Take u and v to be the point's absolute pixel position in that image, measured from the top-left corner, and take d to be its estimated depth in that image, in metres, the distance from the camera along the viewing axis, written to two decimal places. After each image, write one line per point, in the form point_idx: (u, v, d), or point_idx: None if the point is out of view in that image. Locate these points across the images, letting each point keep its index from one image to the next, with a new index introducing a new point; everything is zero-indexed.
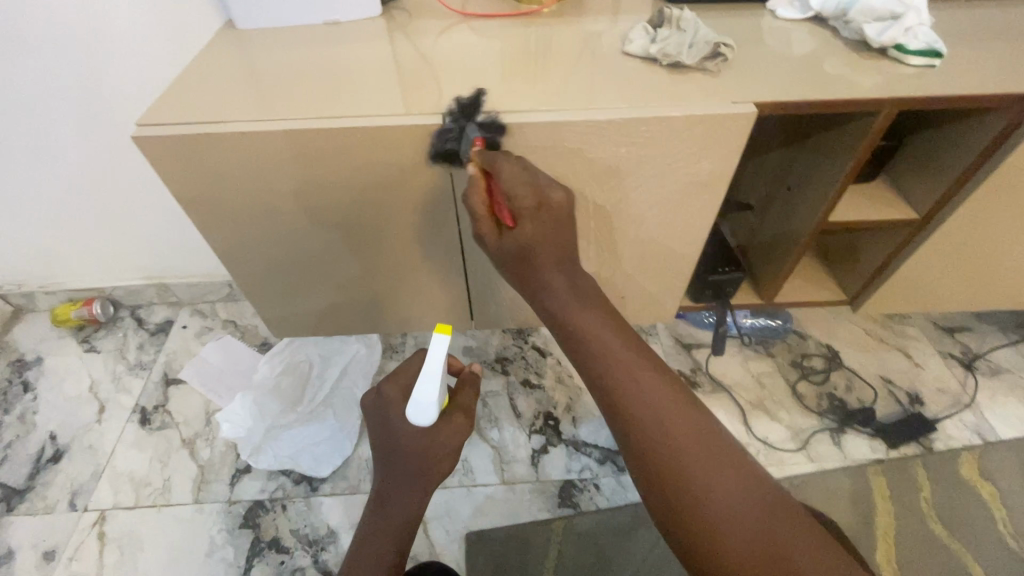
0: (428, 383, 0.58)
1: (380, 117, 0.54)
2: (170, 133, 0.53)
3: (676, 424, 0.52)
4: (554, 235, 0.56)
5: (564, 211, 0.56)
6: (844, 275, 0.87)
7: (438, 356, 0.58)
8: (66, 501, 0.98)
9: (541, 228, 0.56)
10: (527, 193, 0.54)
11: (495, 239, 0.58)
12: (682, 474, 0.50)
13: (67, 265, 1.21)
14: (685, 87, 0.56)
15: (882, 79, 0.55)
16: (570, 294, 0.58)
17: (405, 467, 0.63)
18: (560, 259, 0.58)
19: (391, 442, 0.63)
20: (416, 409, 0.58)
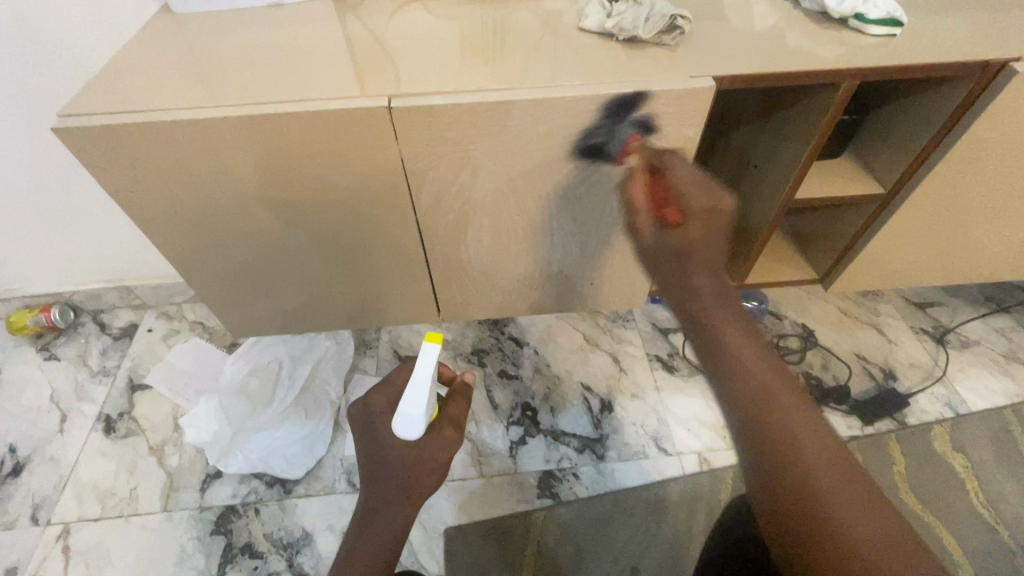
0: (416, 392, 0.56)
1: (322, 100, 0.51)
2: (96, 124, 0.49)
3: (798, 430, 0.45)
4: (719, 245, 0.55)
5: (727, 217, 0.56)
6: (814, 254, 0.86)
7: (427, 365, 0.58)
8: (27, 516, 0.94)
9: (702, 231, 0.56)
10: (701, 196, 0.55)
11: (651, 236, 0.59)
12: (802, 477, 0.43)
13: (21, 270, 1.15)
14: (642, 62, 0.54)
15: (842, 50, 0.53)
16: (713, 298, 0.54)
17: (395, 478, 0.57)
18: (714, 266, 0.55)
19: (376, 453, 0.58)
20: (403, 419, 0.56)
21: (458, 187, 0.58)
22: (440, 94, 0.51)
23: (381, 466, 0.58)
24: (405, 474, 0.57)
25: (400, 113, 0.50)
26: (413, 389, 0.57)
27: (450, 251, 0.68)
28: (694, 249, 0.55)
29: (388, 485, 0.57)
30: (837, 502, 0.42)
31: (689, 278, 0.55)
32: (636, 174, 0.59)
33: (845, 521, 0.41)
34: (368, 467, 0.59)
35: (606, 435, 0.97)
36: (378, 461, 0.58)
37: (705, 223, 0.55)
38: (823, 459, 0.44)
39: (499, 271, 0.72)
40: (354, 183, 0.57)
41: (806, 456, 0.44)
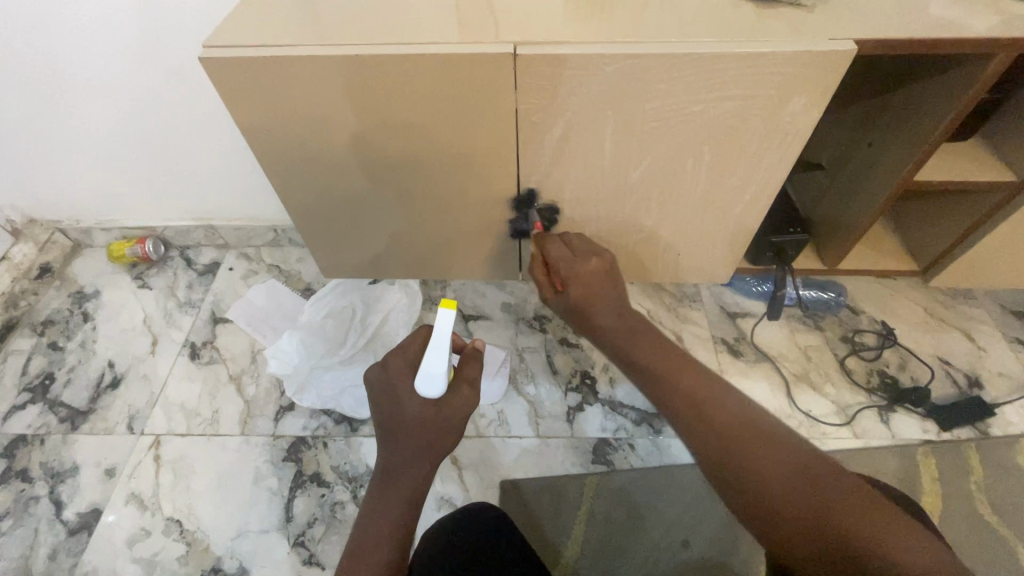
0: (436, 354, 0.60)
1: (443, 44, 0.51)
2: (233, 54, 0.51)
3: (708, 410, 0.56)
4: (604, 289, 0.65)
5: (603, 270, 0.66)
6: (916, 246, 0.82)
7: (446, 329, 0.60)
8: (124, 425, 1.04)
9: (584, 288, 0.65)
10: (587, 255, 0.66)
11: (551, 298, 0.68)
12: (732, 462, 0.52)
13: (122, 201, 1.24)
14: (775, 21, 0.51)
15: (999, 20, 0.49)
16: (617, 321, 0.65)
17: (412, 442, 0.61)
18: (616, 305, 0.65)
19: (397, 416, 0.62)
20: (426, 380, 0.60)
21: (564, 144, 0.58)
22: (563, 43, 0.50)
23: (399, 429, 0.62)
24: (425, 434, 0.61)
25: (522, 61, 0.50)
26: (432, 351, 0.60)
27: (540, 210, 0.68)
28: (585, 303, 0.65)
29: (404, 448, 0.62)
30: (786, 490, 0.48)
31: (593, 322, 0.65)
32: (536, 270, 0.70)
33: (795, 502, 0.47)
34: (385, 429, 0.63)
35: None
36: (397, 425, 0.62)
37: (583, 283, 0.65)
38: (760, 454, 0.51)
39: (585, 236, 0.72)
40: (462, 133, 0.58)
41: (741, 445, 0.52)
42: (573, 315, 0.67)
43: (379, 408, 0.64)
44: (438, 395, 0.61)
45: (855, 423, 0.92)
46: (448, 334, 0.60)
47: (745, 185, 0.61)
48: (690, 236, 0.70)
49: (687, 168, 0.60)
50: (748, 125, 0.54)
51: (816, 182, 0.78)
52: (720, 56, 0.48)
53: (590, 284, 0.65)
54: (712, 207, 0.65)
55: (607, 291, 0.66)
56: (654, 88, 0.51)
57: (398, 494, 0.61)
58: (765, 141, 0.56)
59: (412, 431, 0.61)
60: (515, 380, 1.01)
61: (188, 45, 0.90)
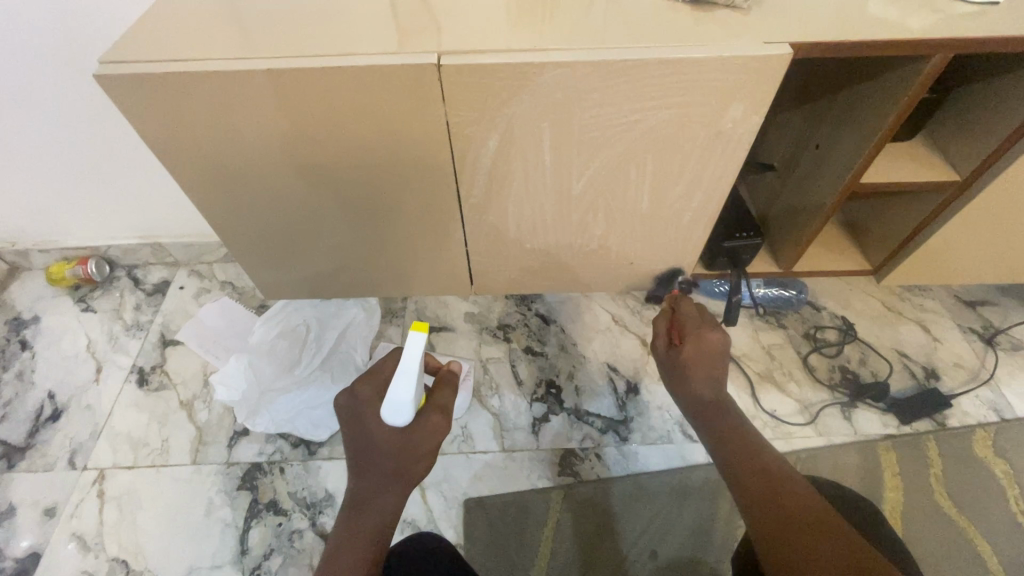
0: (404, 380, 0.57)
1: (364, 55, 0.48)
2: (136, 70, 0.47)
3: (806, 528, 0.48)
4: (714, 362, 0.63)
5: (719, 348, 0.63)
6: (869, 243, 0.82)
7: (415, 354, 0.58)
8: (66, 460, 0.98)
9: (695, 352, 0.63)
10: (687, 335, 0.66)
11: (661, 349, 0.67)
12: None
13: (59, 221, 1.17)
14: (710, 25, 0.49)
15: (932, 20, 0.48)
16: (714, 390, 0.61)
17: (383, 466, 0.58)
18: (710, 373, 0.62)
19: (364, 443, 0.59)
20: (392, 408, 0.56)
21: (502, 155, 0.56)
22: (491, 52, 0.48)
23: (369, 456, 0.59)
24: (396, 461, 0.58)
25: (450, 71, 0.47)
26: (400, 377, 0.57)
27: (485, 223, 0.65)
28: (688, 367, 0.63)
29: (375, 471, 0.58)
30: None
31: (690, 388, 0.62)
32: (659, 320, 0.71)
33: None
34: (355, 457, 0.60)
35: (631, 417, 0.96)
36: (367, 451, 0.59)
37: (698, 348, 0.63)
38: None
39: (535, 247, 0.69)
40: (396, 147, 0.55)
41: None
42: (675, 375, 0.64)
43: (348, 437, 0.61)
44: (405, 424, 0.57)
45: (818, 421, 0.92)
46: (418, 357, 0.58)
47: (693, 191, 0.60)
48: (642, 245, 0.69)
49: (633, 177, 0.58)
50: (690, 132, 0.52)
51: (767, 184, 0.77)
52: (655, 63, 0.46)
53: (699, 359, 0.63)
54: (661, 215, 0.63)
55: (713, 366, 0.62)
56: (589, 97, 0.49)
57: (367, 523, 0.57)
58: (709, 147, 0.54)
59: (385, 456, 0.58)
60: (479, 394, 0.99)
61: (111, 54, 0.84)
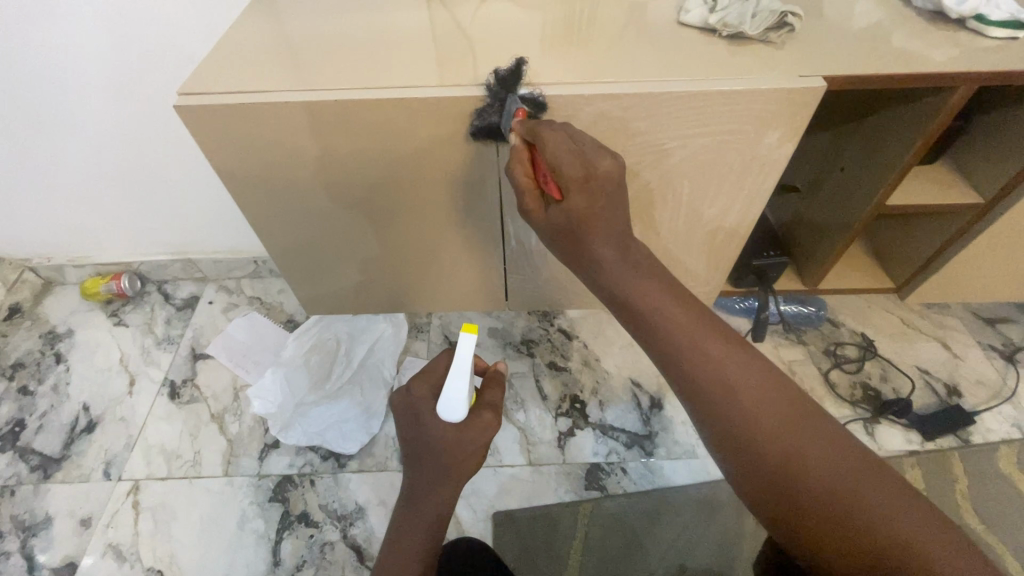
0: (459, 380, 0.58)
1: (421, 87, 0.52)
2: (210, 100, 0.51)
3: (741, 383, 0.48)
4: (610, 207, 0.51)
5: (615, 177, 0.50)
6: (891, 263, 0.84)
7: (468, 354, 0.59)
8: (100, 471, 1.00)
9: (590, 201, 0.50)
10: (572, 164, 0.48)
11: (542, 216, 0.53)
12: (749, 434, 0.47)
13: (97, 238, 1.22)
14: (746, 59, 0.52)
15: (957, 53, 0.51)
16: (620, 263, 0.53)
17: (434, 466, 0.60)
18: (615, 234, 0.52)
19: (416, 444, 0.61)
20: (448, 404, 0.58)
21: None
22: (541, 85, 0.51)
23: (420, 456, 0.61)
24: (446, 462, 0.60)
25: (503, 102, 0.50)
26: (455, 377, 0.59)
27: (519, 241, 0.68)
28: (588, 221, 0.51)
29: (428, 472, 0.61)
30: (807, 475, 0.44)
31: (591, 252, 0.52)
32: (518, 152, 0.51)
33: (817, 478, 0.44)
34: (410, 451, 0.62)
35: (655, 432, 0.97)
36: (418, 450, 0.61)
37: (589, 192, 0.50)
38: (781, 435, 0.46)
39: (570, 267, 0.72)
40: (444, 170, 0.58)
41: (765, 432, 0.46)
42: (567, 246, 0.54)
43: (403, 429, 0.63)
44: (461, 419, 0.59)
45: None
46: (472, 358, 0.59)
47: (725, 213, 0.62)
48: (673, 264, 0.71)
49: (669, 199, 0.60)
50: (726, 158, 0.55)
51: (791, 204, 0.80)
52: (697, 95, 0.49)
53: (598, 206, 0.51)
54: (693, 235, 0.66)
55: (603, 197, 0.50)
56: (631, 125, 0.52)
57: (424, 516, 0.62)
58: (743, 171, 0.57)
59: (436, 457, 0.60)
60: (505, 408, 1.00)
61: (163, 83, 0.89)
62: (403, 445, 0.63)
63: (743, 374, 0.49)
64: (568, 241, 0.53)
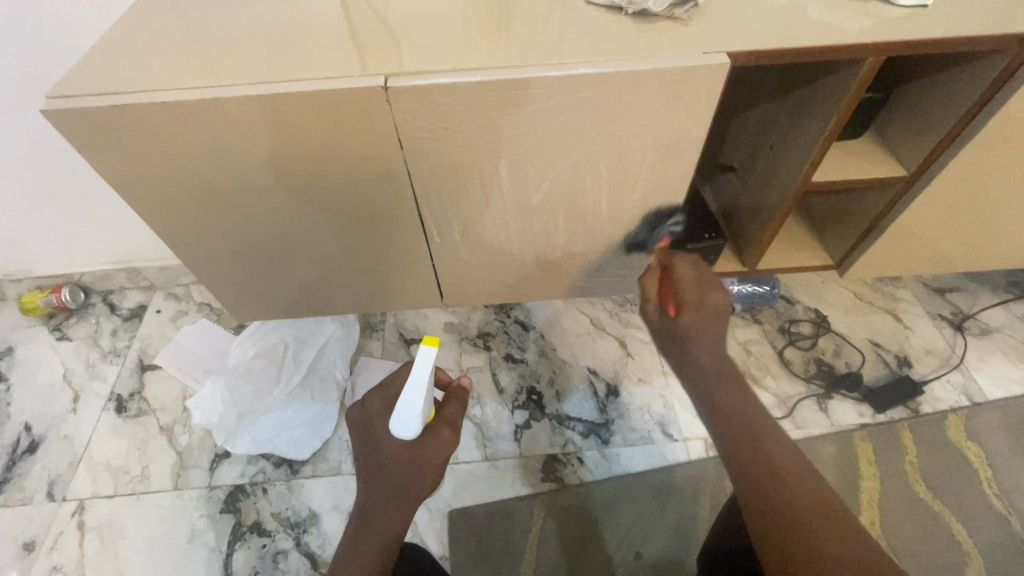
0: (414, 394, 0.55)
1: (311, 78, 0.48)
2: (81, 104, 0.47)
3: (772, 446, 0.52)
4: (715, 320, 0.60)
5: (723, 306, 0.61)
6: (830, 240, 0.84)
7: (425, 368, 0.56)
8: (44, 493, 0.97)
9: (702, 316, 0.60)
10: (688, 270, 0.62)
11: (655, 318, 0.63)
12: (772, 478, 0.49)
13: (30, 251, 1.16)
14: (654, 37, 0.50)
15: (866, 24, 0.50)
16: (713, 345, 0.58)
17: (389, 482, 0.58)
18: (712, 333, 0.59)
19: (373, 457, 0.59)
20: (401, 421, 0.55)
21: (460, 173, 0.56)
22: (439, 71, 0.47)
23: (376, 470, 0.58)
24: (400, 477, 0.58)
25: (396, 95, 0.47)
26: (410, 391, 0.56)
27: (445, 238, 0.65)
28: (693, 331, 0.59)
29: (383, 487, 0.58)
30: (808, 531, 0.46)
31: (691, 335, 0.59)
32: (652, 274, 0.64)
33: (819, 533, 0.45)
34: (365, 468, 0.59)
35: (612, 419, 0.97)
36: (373, 465, 0.59)
37: (698, 314, 0.60)
38: (798, 499, 0.48)
39: (504, 261, 0.70)
40: (350, 169, 0.55)
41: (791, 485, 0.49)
42: (670, 335, 0.61)
43: (358, 446, 0.61)
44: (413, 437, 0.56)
45: (795, 414, 0.94)
46: (429, 371, 0.56)
47: (651, 198, 0.61)
48: (608, 252, 0.69)
49: (590, 187, 0.58)
50: (641, 143, 0.53)
51: (731, 183, 0.78)
52: (600, 78, 0.47)
53: (699, 320, 0.59)
54: (622, 221, 0.64)
55: (720, 331, 0.60)
56: (537, 113, 0.50)
57: (375, 535, 0.58)
58: (661, 156, 0.55)
59: (391, 470, 0.58)
60: None
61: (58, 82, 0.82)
62: (359, 463, 0.60)
63: (767, 437, 0.52)
64: (667, 334, 0.61)
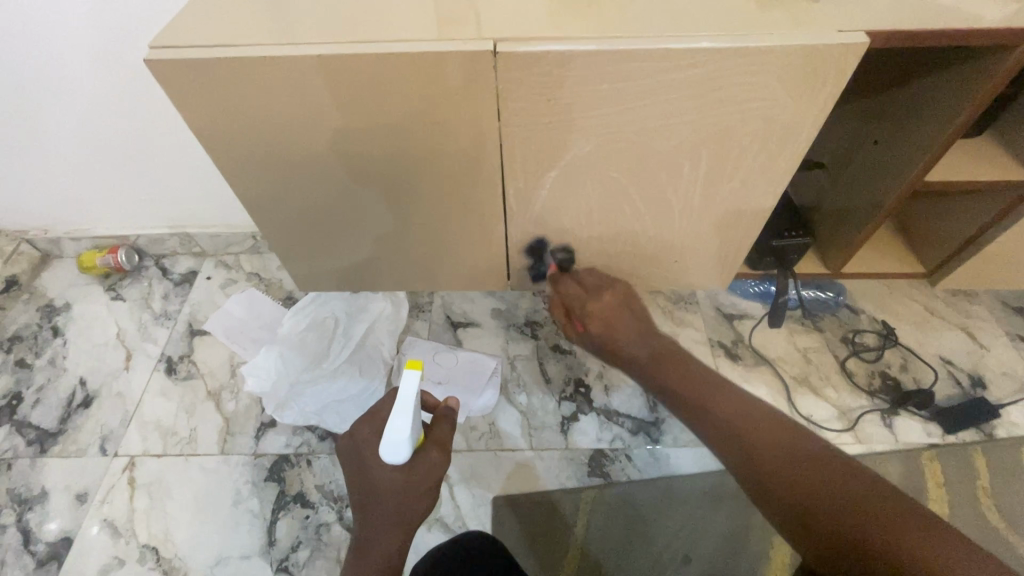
0: (401, 419, 0.54)
1: (414, 40, 0.46)
2: (183, 54, 0.46)
3: (737, 412, 0.55)
4: (624, 316, 0.66)
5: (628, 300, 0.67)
6: (924, 247, 0.80)
7: (410, 391, 0.54)
8: (97, 447, 0.99)
9: (608, 313, 0.65)
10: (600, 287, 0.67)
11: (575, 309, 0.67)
12: (753, 446, 0.52)
13: (90, 209, 1.18)
14: (779, 12, 0.47)
15: (1016, 7, 0.46)
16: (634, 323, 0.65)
17: (384, 509, 0.58)
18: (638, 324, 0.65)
19: (368, 483, 0.58)
20: (391, 446, 0.54)
21: (551, 149, 0.53)
22: (548, 38, 0.45)
23: (371, 496, 0.58)
24: (396, 499, 0.57)
25: (505, 61, 0.45)
26: (398, 416, 0.54)
27: (519, 218, 0.63)
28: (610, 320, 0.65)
29: (381, 512, 0.58)
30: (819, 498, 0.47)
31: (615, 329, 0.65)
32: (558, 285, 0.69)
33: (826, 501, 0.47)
34: (361, 497, 0.59)
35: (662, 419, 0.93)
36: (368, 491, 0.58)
37: (603, 320, 0.66)
38: (790, 466, 0.50)
39: (575, 245, 0.68)
40: (437, 138, 0.53)
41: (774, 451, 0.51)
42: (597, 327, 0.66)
43: (349, 477, 0.61)
44: (404, 461, 0.55)
45: (858, 427, 0.89)
46: (415, 396, 0.54)
47: (747, 189, 0.57)
48: (686, 244, 0.66)
49: (685, 172, 0.55)
50: (751, 128, 0.50)
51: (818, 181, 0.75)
52: (725, 54, 0.44)
53: (612, 321, 0.65)
54: (709, 212, 0.61)
55: (626, 321, 0.65)
56: (645, 90, 0.47)
57: (373, 562, 0.59)
58: (769, 142, 0.52)
59: (387, 496, 0.57)
60: (507, 391, 0.97)
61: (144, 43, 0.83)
62: (352, 494, 0.60)
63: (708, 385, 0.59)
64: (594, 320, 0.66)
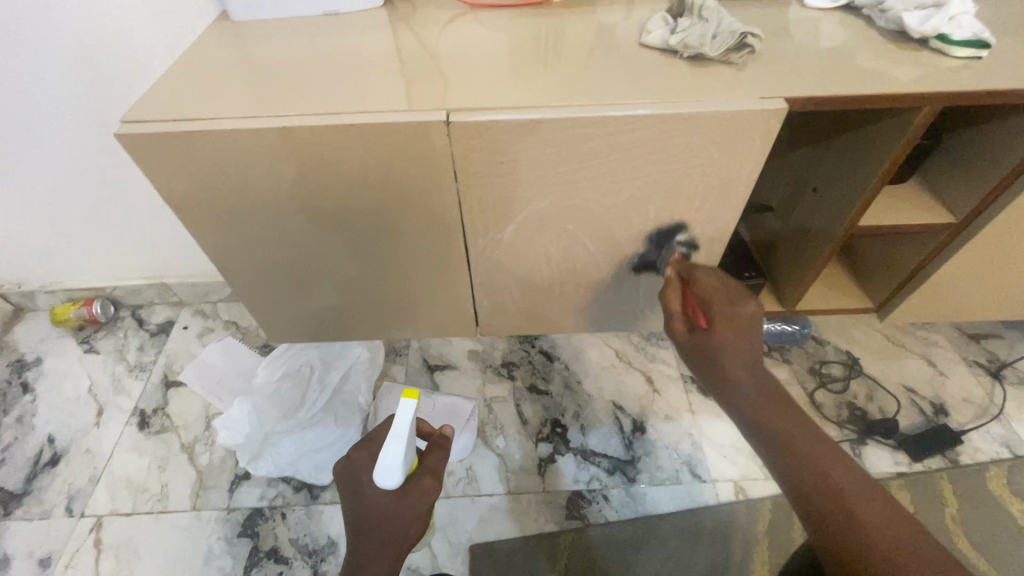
0: (395, 444, 0.57)
1: (375, 111, 0.50)
2: (155, 128, 0.49)
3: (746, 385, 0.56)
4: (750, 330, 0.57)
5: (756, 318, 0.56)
6: (871, 283, 0.84)
7: (406, 417, 0.58)
8: (63, 507, 0.96)
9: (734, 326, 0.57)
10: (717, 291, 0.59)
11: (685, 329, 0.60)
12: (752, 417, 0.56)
13: (67, 263, 1.18)
14: (709, 80, 0.51)
15: (919, 72, 0.51)
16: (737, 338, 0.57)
17: (375, 532, 0.56)
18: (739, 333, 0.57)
19: (356, 515, 0.58)
20: (382, 471, 0.57)
21: (508, 205, 0.56)
22: (498, 107, 0.49)
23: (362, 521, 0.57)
24: (383, 529, 0.56)
25: (458, 128, 0.48)
26: (392, 441, 0.57)
27: (485, 268, 0.66)
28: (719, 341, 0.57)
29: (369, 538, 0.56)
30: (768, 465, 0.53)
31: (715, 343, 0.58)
32: (671, 283, 0.63)
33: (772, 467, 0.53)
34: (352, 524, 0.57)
35: (638, 457, 0.94)
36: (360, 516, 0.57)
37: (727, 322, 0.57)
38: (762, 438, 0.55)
39: (540, 292, 0.70)
40: (400, 198, 0.56)
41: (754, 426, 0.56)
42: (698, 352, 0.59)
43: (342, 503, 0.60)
44: (396, 486, 0.57)
45: None
46: (411, 422, 0.58)
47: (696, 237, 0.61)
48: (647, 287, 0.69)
49: (637, 223, 0.58)
50: (692, 183, 0.54)
51: (770, 224, 0.79)
52: (659, 120, 0.48)
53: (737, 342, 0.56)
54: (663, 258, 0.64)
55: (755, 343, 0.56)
56: (590, 151, 0.50)
57: None
58: (710, 195, 0.55)
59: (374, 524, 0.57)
60: (484, 434, 0.98)
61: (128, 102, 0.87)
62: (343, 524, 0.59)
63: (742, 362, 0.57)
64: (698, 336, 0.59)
